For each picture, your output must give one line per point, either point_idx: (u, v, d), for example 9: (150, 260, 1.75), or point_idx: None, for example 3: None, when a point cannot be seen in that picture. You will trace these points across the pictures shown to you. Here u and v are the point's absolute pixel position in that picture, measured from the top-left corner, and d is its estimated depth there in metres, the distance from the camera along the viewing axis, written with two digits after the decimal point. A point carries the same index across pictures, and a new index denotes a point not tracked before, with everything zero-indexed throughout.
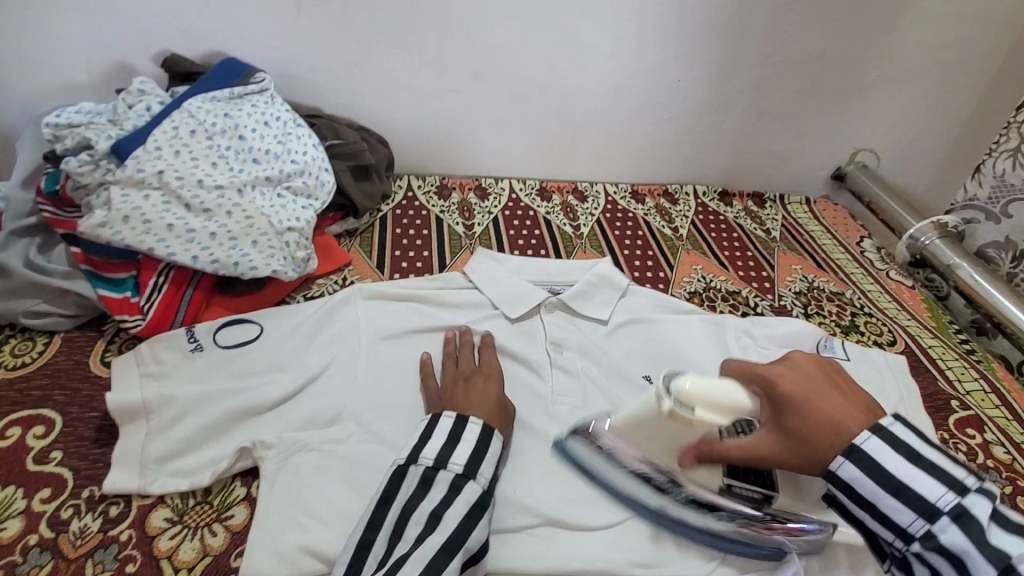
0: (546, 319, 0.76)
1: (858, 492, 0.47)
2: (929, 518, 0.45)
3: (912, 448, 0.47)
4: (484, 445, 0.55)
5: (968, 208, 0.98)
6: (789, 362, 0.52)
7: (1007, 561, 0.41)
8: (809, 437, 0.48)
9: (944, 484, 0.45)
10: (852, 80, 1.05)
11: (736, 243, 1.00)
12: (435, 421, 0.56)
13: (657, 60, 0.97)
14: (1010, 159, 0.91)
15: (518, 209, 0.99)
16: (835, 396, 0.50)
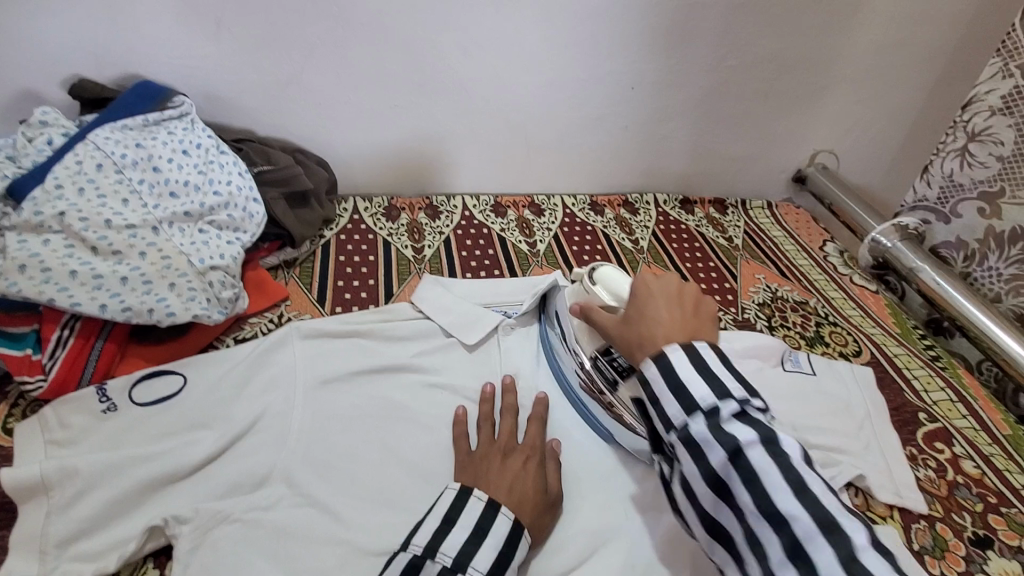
0: (502, 344, 0.72)
1: (648, 389, 0.49)
2: (688, 410, 0.46)
3: (698, 355, 0.49)
4: (510, 548, 0.49)
5: (917, 209, 0.98)
6: (667, 273, 0.57)
7: (735, 446, 0.44)
8: (636, 325, 0.54)
9: (710, 385, 0.47)
10: (806, 81, 1.03)
11: (698, 254, 0.97)
12: (466, 502, 0.51)
13: (607, 67, 0.94)
14: (957, 159, 0.91)
15: (471, 227, 0.95)
16: (676, 308, 0.53)
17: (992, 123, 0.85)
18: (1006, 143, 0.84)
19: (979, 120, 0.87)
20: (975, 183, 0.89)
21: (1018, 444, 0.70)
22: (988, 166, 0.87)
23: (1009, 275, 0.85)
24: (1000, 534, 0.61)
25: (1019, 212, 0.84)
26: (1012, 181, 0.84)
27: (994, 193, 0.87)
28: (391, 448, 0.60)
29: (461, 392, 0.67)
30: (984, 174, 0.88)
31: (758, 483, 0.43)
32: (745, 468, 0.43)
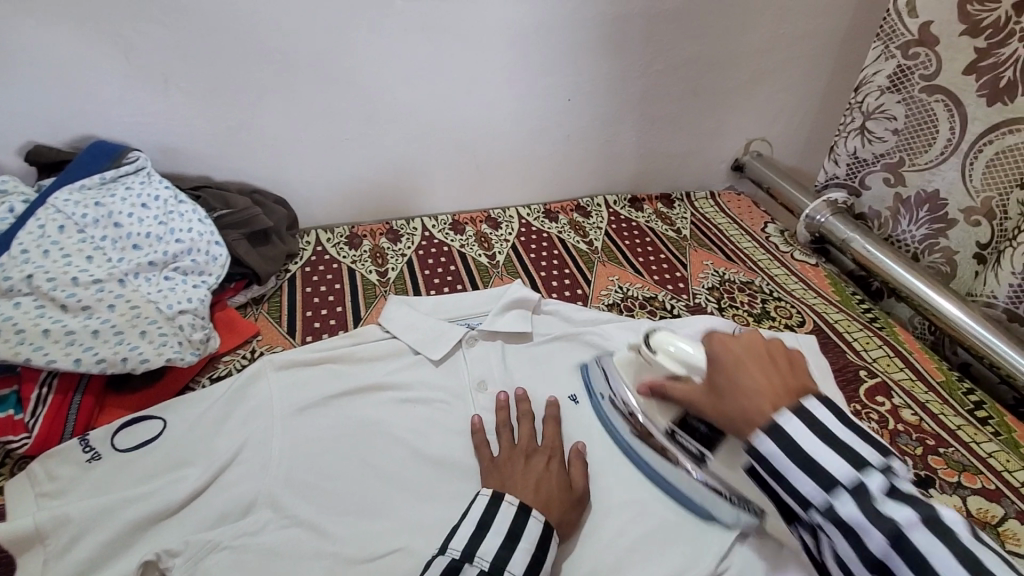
0: (467, 355, 0.76)
1: (770, 464, 0.48)
2: (830, 490, 0.46)
3: (824, 427, 0.48)
4: (542, 552, 0.53)
5: (830, 186, 1.06)
6: (746, 332, 0.56)
7: (892, 527, 0.43)
8: (733, 395, 0.52)
9: (845, 460, 0.46)
10: (732, 78, 1.11)
11: (650, 248, 1.03)
12: (499, 507, 0.55)
13: (543, 82, 0.99)
14: (858, 137, 0.99)
15: (432, 247, 0.99)
16: (771, 369, 0.52)
17: (883, 101, 0.93)
18: (898, 117, 0.91)
19: (872, 99, 0.94)
20: (877, 157, 0.96)
21: (952, 389, 0.76)
22: (887, 140, 0.94)
23: (923, 235, 0.93)
24: (940, 473, 0.66)
25: (918, 177, 0.91)
26: (911, 150, 0.91)
27: (895, 164, 0.94)
28: (370, 463, 0.63)
29: (433, 402, 0.70)
30: (884, 147, 0.95)
31: (924, 566, 0.41)
32: (908, 549, 0.42)
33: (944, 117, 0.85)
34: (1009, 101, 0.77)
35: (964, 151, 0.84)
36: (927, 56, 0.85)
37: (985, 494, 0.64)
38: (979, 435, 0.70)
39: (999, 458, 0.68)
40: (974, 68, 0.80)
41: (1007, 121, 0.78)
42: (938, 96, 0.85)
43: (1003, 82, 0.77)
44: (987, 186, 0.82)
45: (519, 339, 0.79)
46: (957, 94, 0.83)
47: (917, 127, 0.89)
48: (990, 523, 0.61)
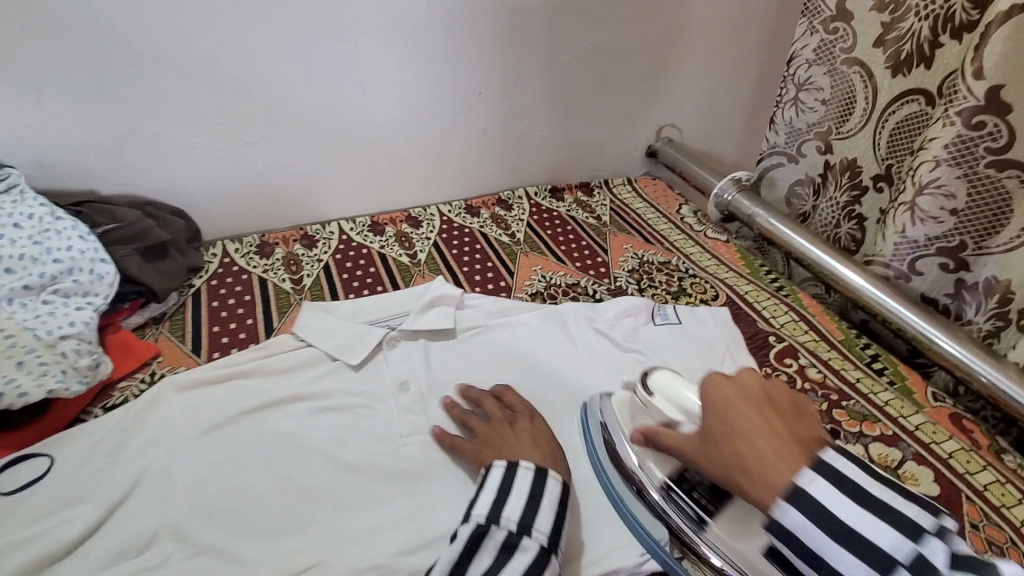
0: (390, 357, 0.74)
1: (801, 541, 0.44)
2: (884, 568, 0.40)
3: (854, 485, 0.43)
4: (563, 506, 0.56)
5: (773, 155, 1.06)
6: (748, 381, 0.52)
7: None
8: (724, 440, 0.49)
9: (899, 532, 0.41)
10: (639, 67, 1.14)
11: (571, 236, 1.04)
12: (515, 472, 0.57)
13: (453, 76, 0.99)
14: (792, 108, 0.99)
15: (350, 250, 0.95)
16: (773, 417, 0.49)
17: (811, 73, 0.94)
18: (825, 88, 0.93)
19: (802, 72, 0.96)
20: (811, 126, 0.97)
21: (851, 346, 0.82)
22: (818, 111, 0.95)
23: (842, 202, 0.96)
24: (844, 424, 0.69)
25: (845, 145, 0.93)
26: (837, 119, 0.93)
27: (826, 132, 0.95)
28: (284, 478, 0.60)
29: (353, 408, 0.68)
30: (815, 117, 0.96)
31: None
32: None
33: (860, 88, 0.88)
34: (907, 74, 0.82)
35: (873, 123, 0.88)
36: (846, 30, 0.88)
37: (886, 439, 0.68)
38: (876, 386, 0.75)
39: (894, 405, 0.72)
40: (883, 41, 0.84)
41: (904, 93, 0.83)
42: (855, 68, 0.88)
43: (904, 54, 0.82)
44: (892, 153, 0.87)
45: (443, 336, 0.78)
46: (869, 66, 0.86)
47: (842, 97, 0.91)
48: (891, 467, 0.65)
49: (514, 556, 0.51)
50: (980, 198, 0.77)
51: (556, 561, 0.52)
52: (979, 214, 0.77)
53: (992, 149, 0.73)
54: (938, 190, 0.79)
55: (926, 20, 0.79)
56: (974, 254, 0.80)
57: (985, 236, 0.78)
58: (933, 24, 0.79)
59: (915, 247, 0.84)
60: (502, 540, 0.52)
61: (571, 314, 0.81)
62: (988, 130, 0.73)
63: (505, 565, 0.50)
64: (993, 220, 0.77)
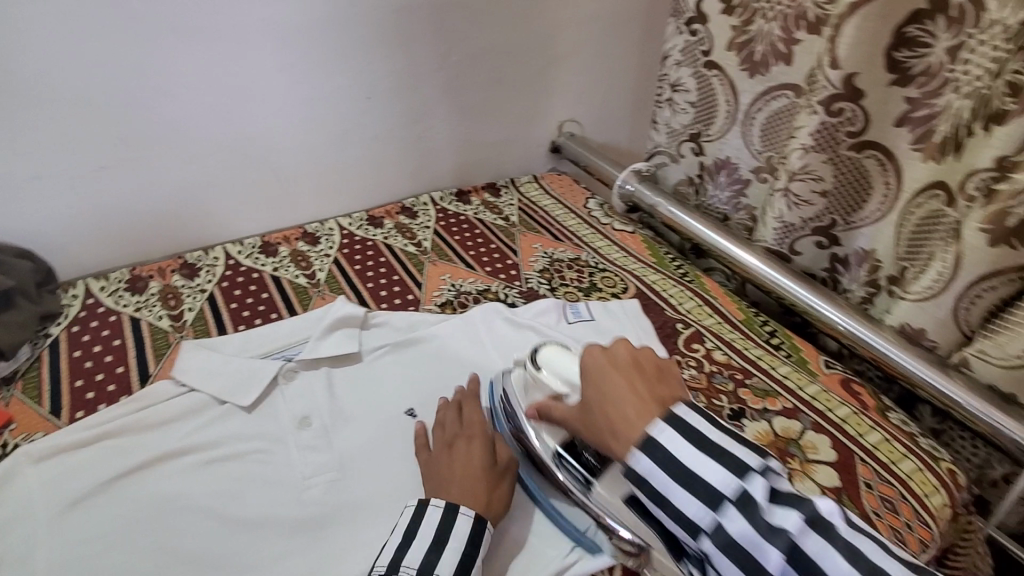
0: (286, 392, 0.68)
1: (650, 485, 0.46)
2: (716, 507, 0.44)
3: (696, 433, 0.46)
4: (474, 547, 0.51)
5: (656, 155, 1.12)
6: (617, 344, 0.54)
7: (788, 538, 0.41)
8: (595, 404, 0.52)
9: (728, 469, 0.45)
10: (533, 63, 1.13)
11: (480, 241, 1.01)
12: (427, 510, 0.53)
13: (334, 82, 0.93)
14: (667, 108, 1.07)
15: (239, 275, 0.88)
16: (637, 380, 0.51)
17: (680, 74, 1.02)
18: (692, 90, 1.01)
19: (674, 72, 1.03)
20: (684, 127, 1.04)
21: (751, 325, 0.85)
22: (688, 112, 1.03)
23: (727, 197, 1.02)
24: (749, 402, 0.72)
25: (714, 147, 1.01)
26: (704, 122, 1.01)
27: (698, 133, 1.03)
28: (171, 547, 0.54)
29: (247, 455, 0.62)
30: (686, 118, 1.04)
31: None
32: (802, 562, 0.41)
33: (720, 91, 0.96)
34: (764, 72, 0.89)
35: (741, 120, 0.94)
36: (704, 33, 0.95)
37: (787, 411, 0.71)
38: (775, 360, 0.79)
39: (792, 377, 0.76)
40: (733, 44, 0.91)
41: (772, 89, 0.89)
42: (714, 71, 0.95)
43: (757, 55, 0.89)
44: (766, 147, 0.92)
45: (348, 360, 0.73)
46: (725, 68, 0.94)
47: (705, 99, 0.99)
48: (793, 439, 0.68)
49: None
50: (843, 178, 0.82)
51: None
52: (845, 193, 0.83)
53: (851, 134, 0.79)
54: (808, 176, 0.84)
55: (775, 20, 0.85)
56: (844, 230, 0.85)
57: (851, 212, 0.84)
58: (782, 23, 0.84)
59: (790, 229, 0.90)
60: None
61: (479, 319, 0.79)
62: (846, 116, 0.78)
63: None
64: (856, 198, 0.82)
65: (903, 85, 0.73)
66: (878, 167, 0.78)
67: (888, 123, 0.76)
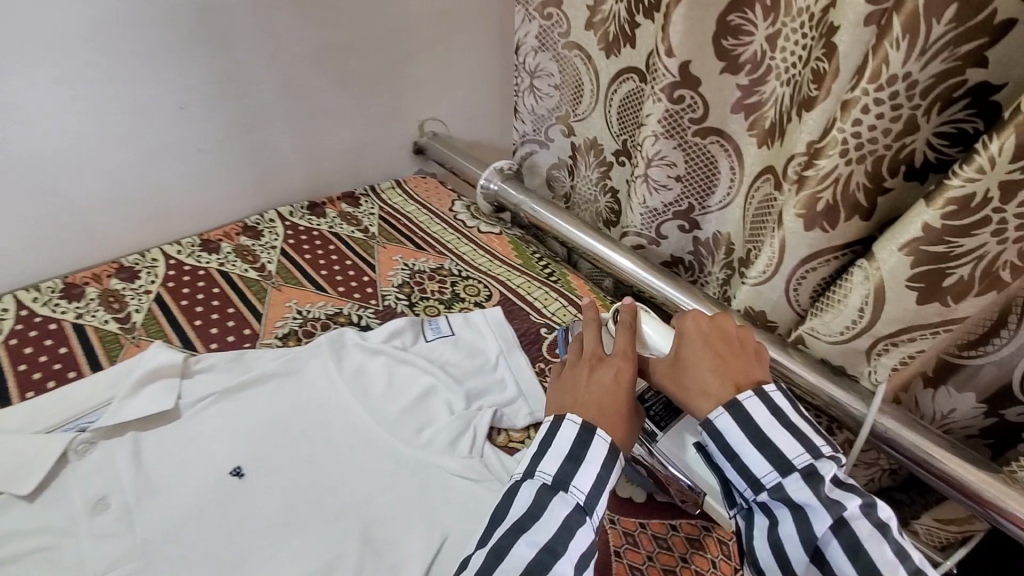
0: (79, 469, 0.57)
1: (725, 440, 0.50)
2: (783, 472, 0.47)
3: (781, 411, 0.49)
4: (609, 471, 0.49)
5: (526, 143, 1.10)
6: (723, 321, 0.57)
7: (842, 515, 0.45)
8: (693, 367, 0.54)
9: (802, 446, 0.48)
10: (381, 58, 1.05)
11: (334, 257, 0.93)
12: (559, 426, 0.51)
13: (132, 93, 0.83)
14: (531, 96, 1.03)
15: (31, 328, 0.75)
16: (735, 353, 0.55)
17: (539, 60, 0.98)
18: (555, 73, 0.98)
19: (530, 59, 0.99)
20: (550, 111, 1.03)
21: None
22: (553, 95, 1.00)
23: (595, 178, 1.01)
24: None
25: (584, 127, 0.99)
26: (571, 103, 0.99)
27: (564, 116, 1.02)
28: None
29: (24, 555, 0.52)
30: (552, 102, 1.01)
31: (862, 554, 0.44)
32: (848, 538, 0.45)
33: (584, 70, 0.93)
34: (619, 53, 0.87)
35: (602, 99, 0.93)
36: (559, 16, 0.92)
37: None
38: None
39: None
40: (592, 24, 0.89)
41: (622, 71, 0.88)
42: (575, 52, 0.93)
43: (612, 35, 0.87)
44: (623, 130, 0.92)
45: (165, 419, 0.63)
46: (586, 49, 0.91)
47: (570, 80, 0.96)
48: None
49: (548, 511, 0.46)
50: (695, 164, 0.81)
51: (591, 523, 0.47)
52: (698, 177, 0.83)
53: (694, 120, 0.78)
54: (662, 162, 0.83)
55: (622, 3, 0.83)
56: (701, 214, 0.86)
57: (705, 196, 0.84)
58: (628, 6, 0.83)
59: (655, 214, 0.89)
60: (537, 491, 0.48)
61: (324, 346, 0.71)
62: (687, 103, 0.77)
63: (536, 515, 0.46)
64: (707, 182, 0.82)
65: (734, 72, 0.72)
66: (723, 151, 0.79)
67: (725, 110, 0.75)
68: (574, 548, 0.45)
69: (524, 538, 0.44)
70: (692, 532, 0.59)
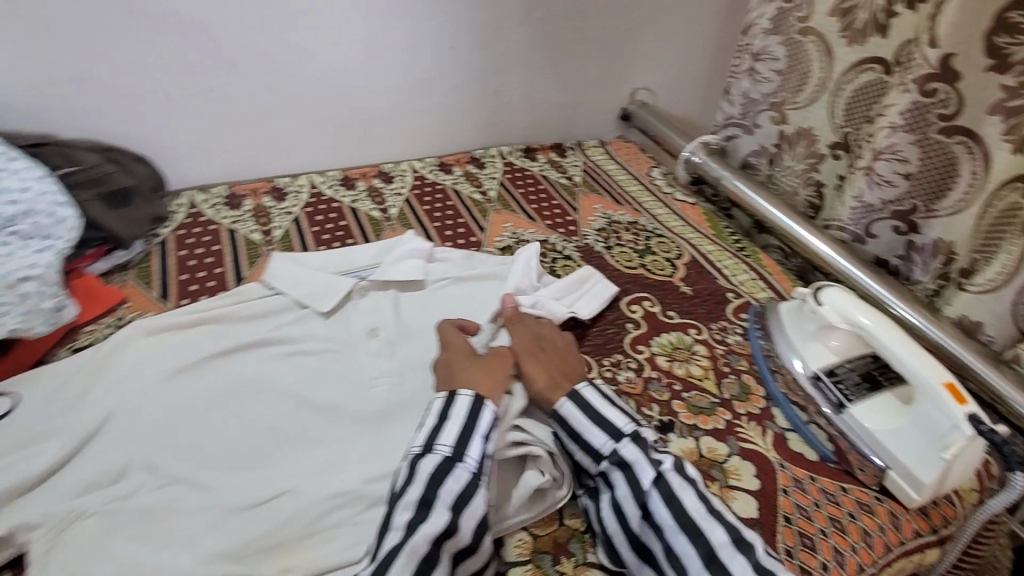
0: (358, 306, 0.75)
1: (570, 424, 0.60)
2: (615, 438, 0.58)
3: (602, 400, 0.62)
4: (474, 422, 0.57)
5: (728, 126, 1.11)
6: (551, 332, 0.71)
7: (657, 468, 0.55)
8: (535, 367, 0.65)
9: (627, 418, 0.60)
10: (613, 26, 1.14)
11: (543, 196, 1.05)
12: (431, 407, 0.59)
13: (425, 29, 0.98)
14: (748, 77, 1.05)
15: (321, 203, 0.95)
16: (562, 357, 0.67)
17: (767, 43, 1.00)
18: (780, 58, 0.98)
19: (758, 41, 1.01)
20: (765, 96, 1.02)
21: None
22: (772, 81, 1.00)
23: (799, 171, 1.00)
24: (679, 416, 0.67)
25: (800, 116, 0.97)
26: (793, 90, 0.97)
27: (779, 103, 1.00)
28: (253, 418, 0.61)
29: (322, 352, 0.69)
30: (769, 87, 1.01)
31: (676, 499, 0.53)
32: (665, 487, 0.54)
33: (816, 57, 0.92)
34: (862, 42, 0.86)
35: (831, 89, 0.92)
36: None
37: (753, 419, 0.68)
38: None
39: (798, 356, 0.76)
40: (836, 10, 0.89)
41: (865, 60, 0.86)
42: (810, 37, 0.93)
43: (858, 23, 0.86)
44: (848, 121, 0.90)
45: (413, 287, 0.79)
46: (823, 35, 0.91)
47: (796, 67, 0.96)
48: None
49: (418, 470, 0.53)
50: (931, 163, 0.78)
51: (464, 473, 0.53)
52: (930, 177, 0.79)
53: (943, 116, 0.76)
54: (894, 156, 0.81)
55: None
56: (924, 217, 0.81)
57: (934, 199, 0.79)
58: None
59: (869, 210, 0.87)
60: (409, 462, 0.54)
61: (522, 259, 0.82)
62: (939, 97, 0.75)
63: (414, 477, 0.52)
64: (941, 184, 0.78)
65: (1000, 72, 0.69)
66: (968, 155, 0.74)
67: (981, 110, 0.72)
68: (446, 492, 0.51)
69: (401, 499, 0.50)
70: (863, 497, 0.61)
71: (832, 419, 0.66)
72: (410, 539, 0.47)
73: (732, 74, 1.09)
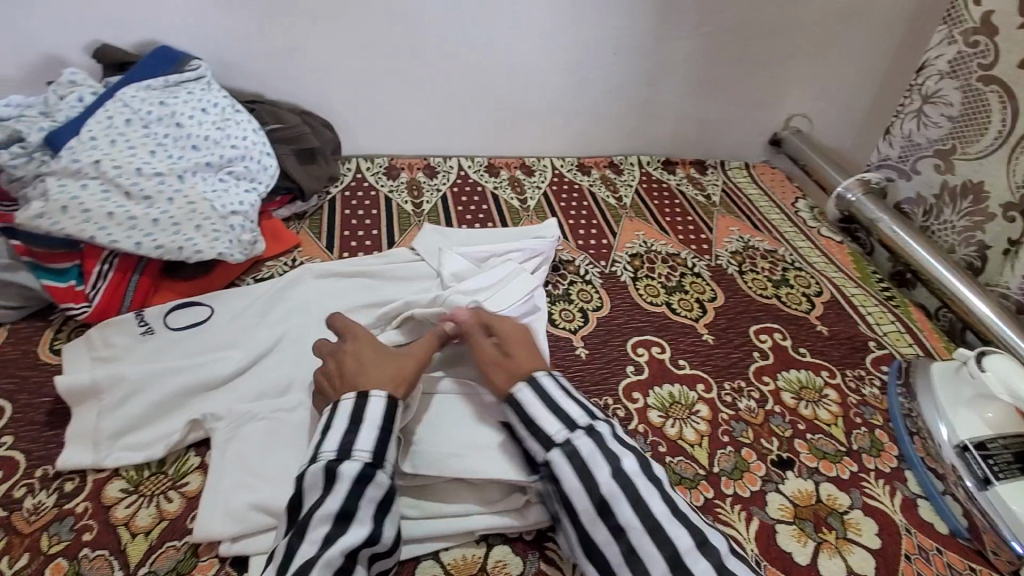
0: None
1: (525, 412, 0.56)
2: (570, 428, 0.54)
3: (549, 391, 0.57)
4: (389, 423, 0.53)
5: (883, 167, 1.03)
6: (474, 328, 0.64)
7: (619, 465, 0.52)
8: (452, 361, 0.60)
9: (582, 407, 0.56)
10: (779, 47, 1.10)
11: (679, 210, 1.04)
12: (339, 411, 0.53)
13: (592, 32, 1.01)
14: (914, 119, 0.96)
15: (467, 185, 1.02)
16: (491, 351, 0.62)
17: (941, 86, 0.91)
18: (954, 103, 0.89)
19: (931, 83, 0.92)
20: (931, 142, 0.94)
21: None
22: (941, 126, 0.92)
23: (961, 227, 0.91)
24: (801, 457, 0.64)
25: (970, 167, 0.88)
26: (965, 138, 0.89)
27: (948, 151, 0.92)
28: None
29: None
30: (937, 133, 0.93)
31: (639, 500, 0.50)
32: (632, 489, 0.50)
33: (997, 107, 0.84)
34: None
35: (1012, 145, 0.82)
36: (987, 46, 0.84)
37: (882, 477, 0.63)
38: None
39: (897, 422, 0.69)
40: None
41: None
42: (993, 86, 0.84)
43: None
44: None
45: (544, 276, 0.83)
46: (1010, 85, 0.82)
47: (972, 116, 0.87)
48: None
49: (336, 480, 0.49)
50: None
51: (381, 477, 0.51)
52: None
53: None
54: None
55: None
56: None
57: None
58: None
59: None
60: (321, 471, 0.49)
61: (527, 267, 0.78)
62: None
63: (331, 491, 0.48)
64: None
65: None
66: None
67: None
68: (366, 500, 0.49)
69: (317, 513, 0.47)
70: None
71: (973, 494, 0.59)
72: (334, 553, 0.45)
73: (898, 112, 1.00)
